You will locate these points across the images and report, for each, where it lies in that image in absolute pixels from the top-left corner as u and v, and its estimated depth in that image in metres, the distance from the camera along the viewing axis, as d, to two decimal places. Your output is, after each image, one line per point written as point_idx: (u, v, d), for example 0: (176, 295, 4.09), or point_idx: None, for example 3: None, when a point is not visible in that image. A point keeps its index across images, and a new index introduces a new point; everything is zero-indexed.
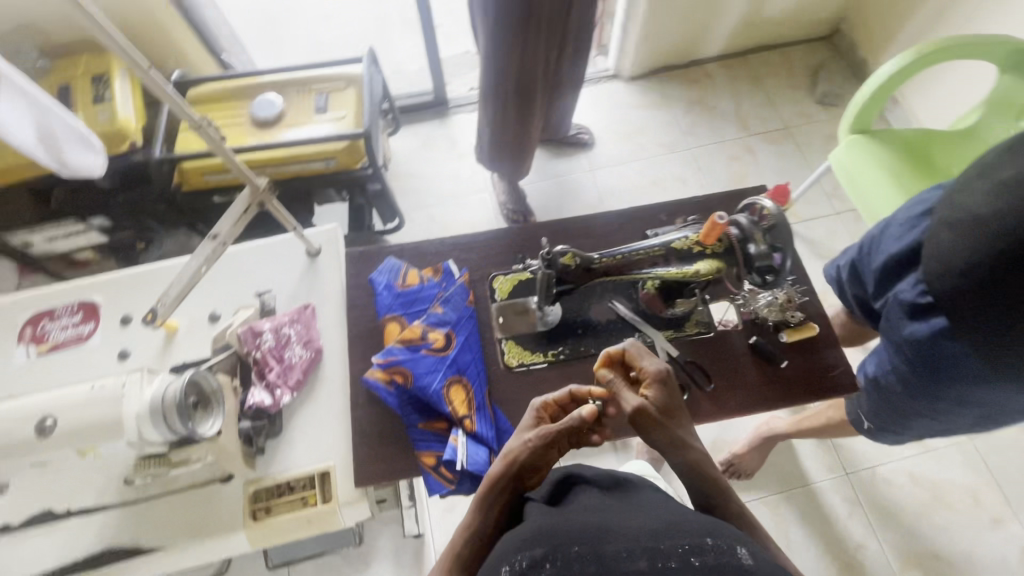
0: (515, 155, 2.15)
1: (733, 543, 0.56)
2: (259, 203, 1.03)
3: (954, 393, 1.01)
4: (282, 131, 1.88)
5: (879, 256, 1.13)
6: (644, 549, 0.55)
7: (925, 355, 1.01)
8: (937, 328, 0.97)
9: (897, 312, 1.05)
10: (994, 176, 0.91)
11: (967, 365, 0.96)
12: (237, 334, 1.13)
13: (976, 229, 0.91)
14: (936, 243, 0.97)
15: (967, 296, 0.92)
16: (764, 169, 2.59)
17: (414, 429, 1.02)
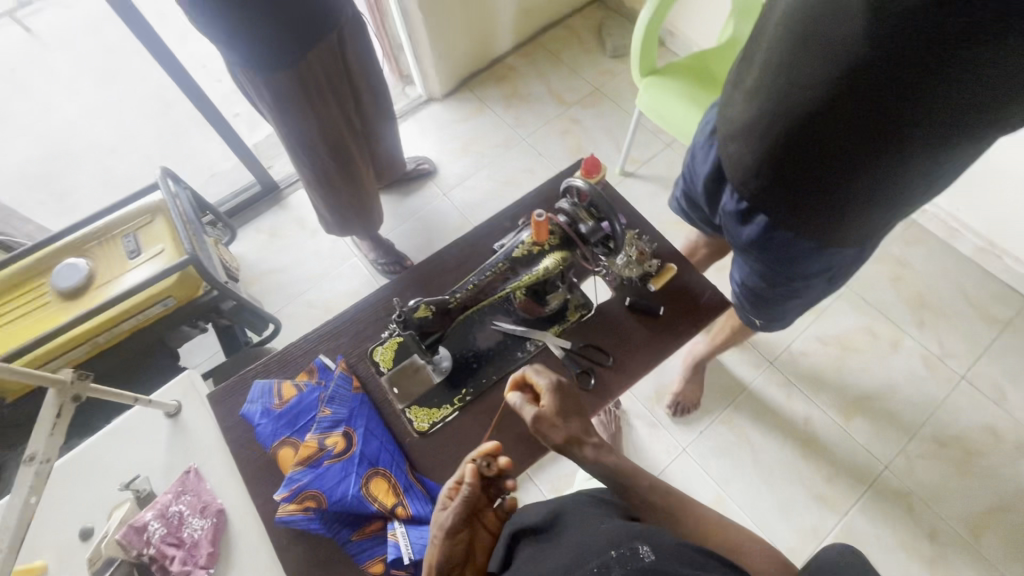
0: (362, 213, 2.09)
1: (634, 546, 0.66)
2: (73, 396, 0.92)
3: (804, 272, 1.10)
4: (100, 292, 1.68)
5: (698, 179, 1.20)
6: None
7: (768, 250, 1.08)
8: (763, 227, 1.05)
9: (731, 223, 1.12)
10: (745, 81, 0.97)
11: (799, 247, 1.04)
12: (117, 539, 0.96)
13: (751, 135, 0.96)
14: (730, 155, 1.03)
15: (772, 190, 0.98)
16: (594, 131, 2.75)
17: (350, 543, 0.95)
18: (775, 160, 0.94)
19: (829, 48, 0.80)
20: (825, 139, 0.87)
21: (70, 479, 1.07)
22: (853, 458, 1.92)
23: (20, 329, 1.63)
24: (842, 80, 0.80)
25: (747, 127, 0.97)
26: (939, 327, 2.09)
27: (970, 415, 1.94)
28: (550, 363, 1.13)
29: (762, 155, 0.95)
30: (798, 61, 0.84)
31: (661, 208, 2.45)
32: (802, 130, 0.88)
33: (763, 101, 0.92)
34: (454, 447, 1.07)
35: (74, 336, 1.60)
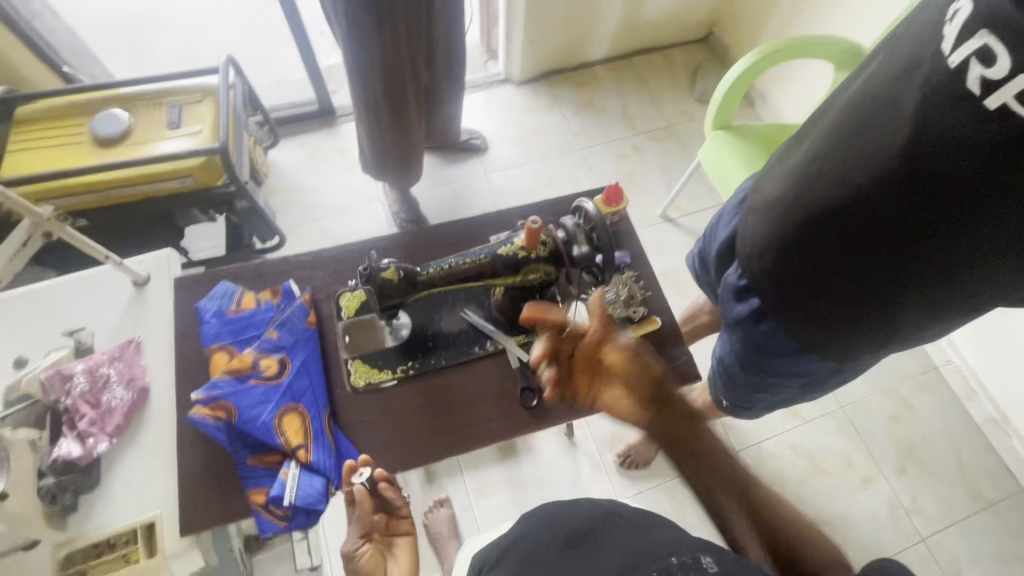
0: (399, 163, 2.10)
1: (699, 555, 0.61)
2: (44, 233, 0.94)
3: (779, 368, 1.07)
4: (130, 149, 1.73)
5: (714, 242, 1.16)
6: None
7: (751, 334, 1.05)
8: (751, 309, 1.03)
9: (727, 295, 1.09)
10: (786, 158, 0.94)
11: (781, 341, 1.01)
12: (40, 380, 1.00)
13: (769, 212, 0.94)
14: (746, 228, 1.00)
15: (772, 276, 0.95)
16: (651, 166, 2.69)
17: (243, 465, 0.94)
18: (784, 247, 0.92)
19: (869, 153, 0.77)
20: (836, 242, 0.84)
21: (27, 308, 1.11)
22: None
23: (49, 158, 1.70)
24: (871, 188, 0.77)
25: (769, 204, 0.94)
26: (920, 481, 1.99)
27: None
28: (501, 369, 1.11)
29: (772, 236, 0.93)
30: (836, 155, 0.81)
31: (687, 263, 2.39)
32: (818, 225, 0.85)
33: (792, 183, 0.89)
34: (379, 413, 1.06)
35: (91, 181, 1.66)
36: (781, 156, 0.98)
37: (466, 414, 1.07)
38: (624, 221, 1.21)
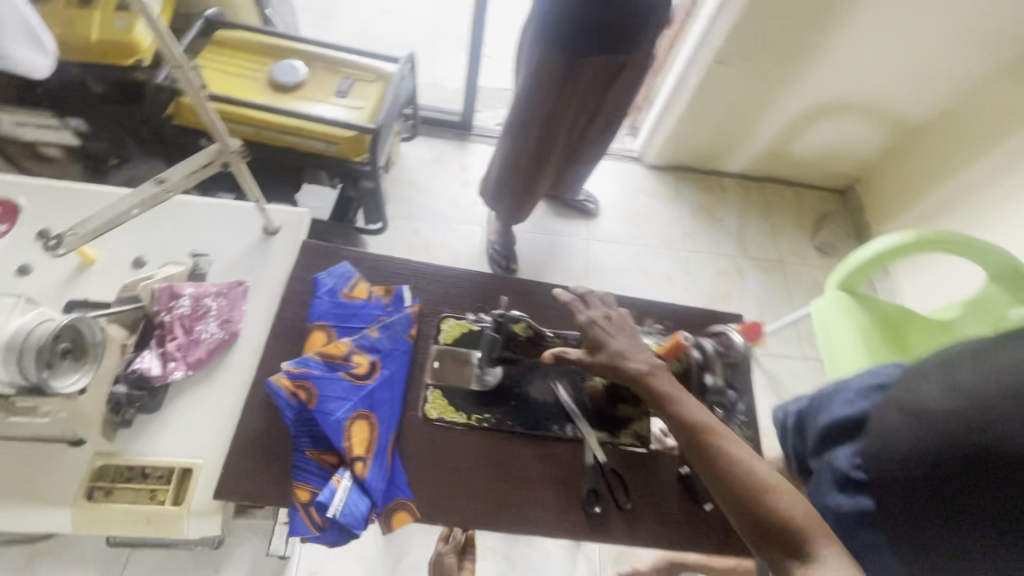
0: (517, 200, 2.11)
1: None
2: (223, 162, 0.95)
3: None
4: (295, 101, 1.82)
5: (823, 414, 1.00)
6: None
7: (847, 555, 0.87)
8: (860, 510, 0.85)
9: (827, 480, 0.92)
10: (947, 368, 0.75)
11: (881, 562, 0.84)
12: (153, 289, 1.01)
13: (912, 430, 0.76)
14: (883, 422, 0.82)
15: (896, 493, 0.78)
16: (749, 293, 2.61)
17: (300, 453, 0.91)
18: (923, 470, 0.74)
19: None
20: (980, 501, 0.67)
21: (165, 215, 1.15)
22: None
23: (225, 82, 1.81)
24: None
25: (921, 416, 0.75)
26: None
27: None
28: (574, 459, 1.04)
29: (902, 452, 0.76)
30: None
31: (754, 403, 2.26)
32: (961, 472, 0.69)
33: (953, 407, 0.70)
34: (438, 453, 1.00)
35: (250, 115, 1.75)
36: (930, 363, 0.81)
37: (523, 492, 1.00)
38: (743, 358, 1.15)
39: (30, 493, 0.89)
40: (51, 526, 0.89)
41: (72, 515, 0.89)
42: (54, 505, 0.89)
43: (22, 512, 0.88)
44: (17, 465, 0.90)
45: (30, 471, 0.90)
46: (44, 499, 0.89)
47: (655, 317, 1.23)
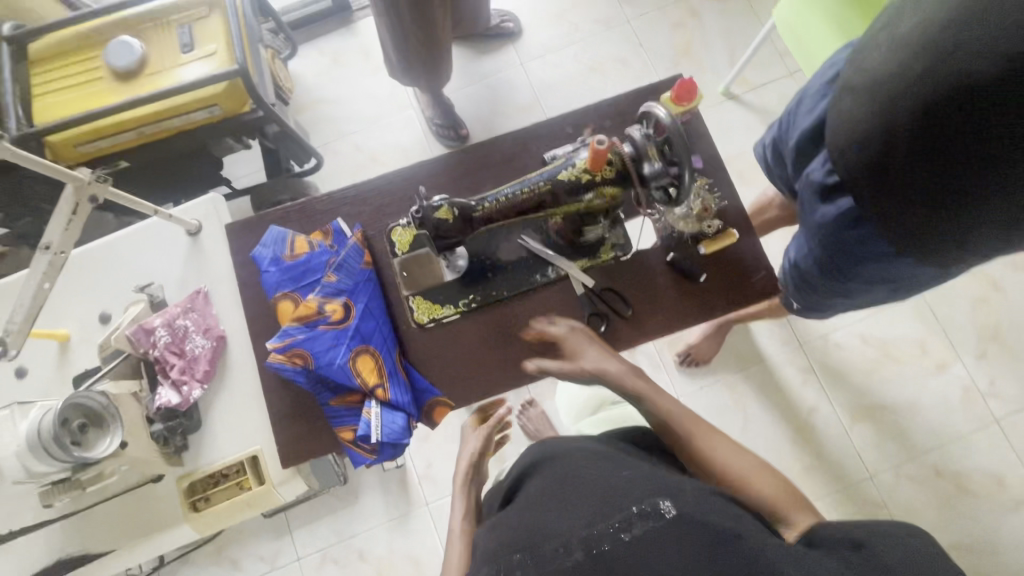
0: (429, 65, 1.81)
1: (655, 501, 0.67)
2: (91, 198, 0.89)
3: (864, 272, 1.03)
4: (153, 81, 1.60)
5: (793, 132, 1.06)
6: (580, 540, 0.66)
7: (676, 510, 0.65)
8: (844, 213, 0.95)
9: (810, 194, 1.03)
10: (891, 28, 0.83)
11: (873, 246, 0.96)
12: (127, 336, 1.04)
13: (858, 108, 0.86)
14: (839, 111, 0.91)
15: (862, 176, 0.89)
16: (709, 33, 2.28)
17: (327, 406, 0.99)
18: (873, 163, 0.86)
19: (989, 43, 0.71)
20: (942, 140, 0.78)
21: (98, 265, 1.15)
22: (839, 461, 1.83)
23: (71, 100, 1.60)
24: (960, 83, 0.74)
25: (873, 88, 0.84)
26: (999, 364, 1.88)
27: (980, 460, 1.80)
28: (567, 295, 1.06)
29: (843, 146, 0.90)
30: (942, 51, 0.75)
31: (749, 148, 2.14)
32: (932, 117, 0.78)
33: (899, 58, 0.80)
34: (446, 348, 1.06)
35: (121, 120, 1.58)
36: (876, 29, 0.86)
37: (532, 341, 1.05)
38: (695, 122, 1.09)
39: (149, 527, 1.05)
40: (183, 536, 1.07)
41: (190, 526, 1.06)
42: (173, 526, 1.05)
43: (153, 541, 1.05)
44: (126, 514, 1.05)
45: (137, 514, 1.05)
46: (162, 526, 1.05)
47: (593, 124, 1.13)
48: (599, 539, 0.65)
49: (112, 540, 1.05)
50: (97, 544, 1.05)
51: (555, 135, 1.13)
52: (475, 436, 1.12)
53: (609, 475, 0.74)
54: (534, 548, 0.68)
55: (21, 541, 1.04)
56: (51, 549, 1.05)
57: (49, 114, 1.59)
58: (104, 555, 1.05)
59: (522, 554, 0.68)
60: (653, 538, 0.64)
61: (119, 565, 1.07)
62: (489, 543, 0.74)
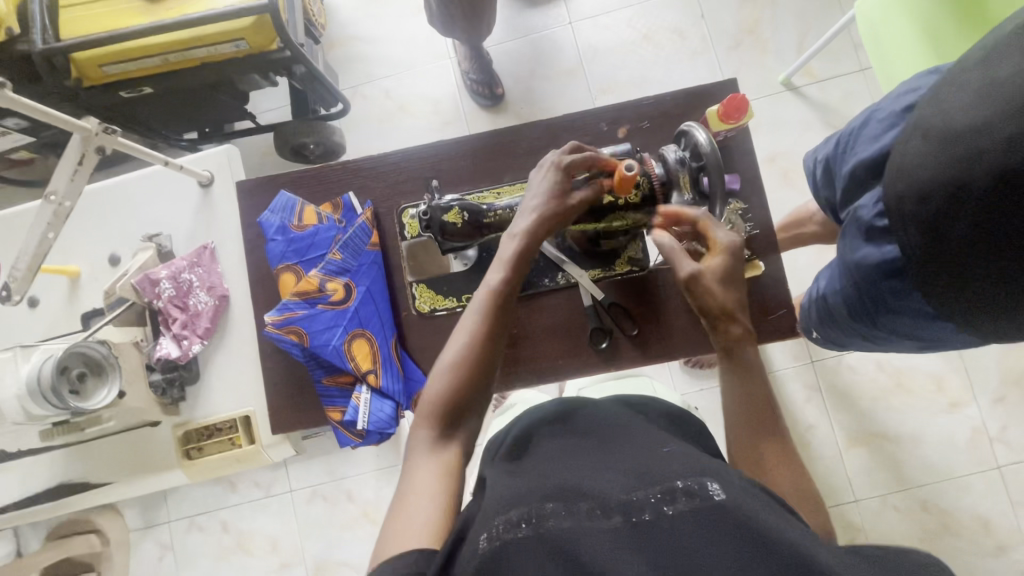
0: (469, 15, 1.68)
1: (705, 480, 0.54)
2: (98, 148, 0.87)
3: (893, 323, 0.96)
4: (181, 5, 1.52)
5: (850, 157, 0.95)
6: (618, 504, 0.53)
7: (732, 493, 0.52)
8: (888, 260, 0.88)
9: (855, 232, 0.94)
10: (988, 71, 0.71)
11: (912, 302, 0.89)
12: (133, 284, 1.05)
13: (930, 155, 0.76)
14: (903, 154, 0.80)
15: (915, 231, 0.79)
16: (780, 12, 2.07)
17: (319, 384, 0.99)
18: (931, 220, 0.76)
19: None
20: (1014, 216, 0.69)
21: (111, 205, 1.15)
22: (829, 482, 1.81)
23: (97, 15, 1.54)
24: None
25: (949, 136, 0.73)
26: (1017, 411, 1.80)
27: (973, 503, 1.77)
28: (574, 303, 1.04)
29: (900, 194, 0.80)
30: None
31: (799, 147, 1.99)
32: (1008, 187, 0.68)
33: (987, 109, 0.70)
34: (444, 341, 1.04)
35: (146, 44, 1.53)
36: (965, 66, 0.75)
37: (532, 346, 1.04)
38: (740, 136, 1.00)
39: (143, 467, 1.10)
40: (175, 479, 1.12)
41: (183, 472, 1.10)
42: (166, 469, 1.10)
43: (147, 479, 1.11)
44: (123, 451, 1.10)
45: (133, 453, 1.09)
46: (156, 467, 1.10)
47: (630, 123, 1.04)
48: (640, 506, 0.52)
49: (110, 473, 1.10)
50: (96, 475, 1.10)
51: (587, 129, 1.05)
52: (532, 212, 0.79)
53: (652, 452, 0.62)
54: (566, 501, 0.54)
55: (28, 460, 1.11)
56: (54, 471, 1.11)
57: (75, 29, 1.54)
58: (101, 485, 1.10)
59: (554, 504, 0.54)
60: (705, 516, 0.50)
61: (115, 495, 1.13)
62: (498, 492, 0.58)
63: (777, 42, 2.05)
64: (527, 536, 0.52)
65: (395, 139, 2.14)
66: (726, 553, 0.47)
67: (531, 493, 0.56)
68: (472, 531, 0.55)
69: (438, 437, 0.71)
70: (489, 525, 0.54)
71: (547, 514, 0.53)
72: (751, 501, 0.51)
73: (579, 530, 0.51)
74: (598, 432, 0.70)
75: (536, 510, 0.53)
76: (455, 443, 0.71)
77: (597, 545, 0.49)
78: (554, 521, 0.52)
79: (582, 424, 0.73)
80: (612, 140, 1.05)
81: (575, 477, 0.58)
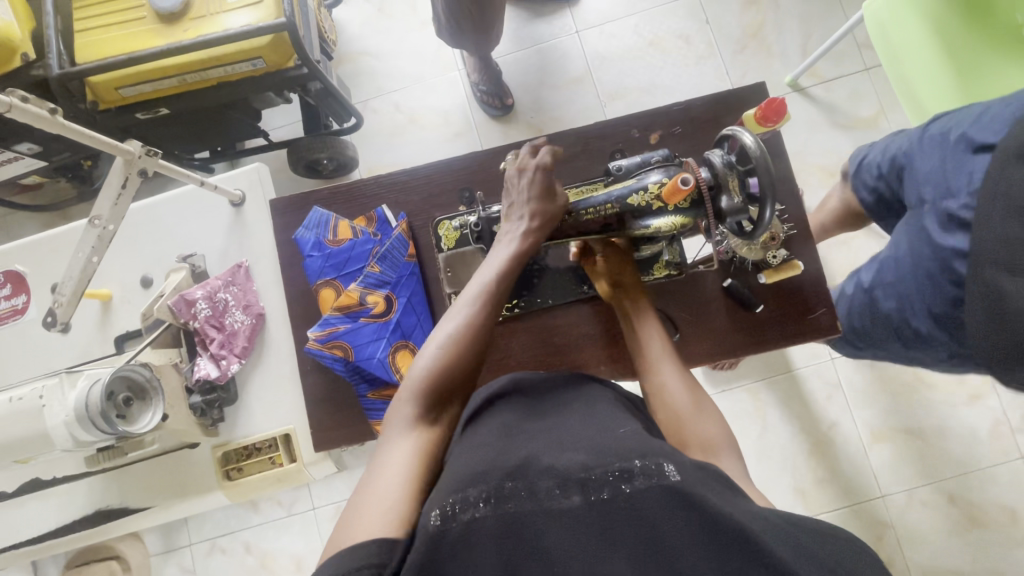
0: (479, 27, 1.68)
1: (661, 461, 0.54)
2: (141, 171, 0.86)
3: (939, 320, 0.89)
4: (196, 27, 1.53)
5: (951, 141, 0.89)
6: (577, 482, 0.54)
7: (686, 476, 0.53)
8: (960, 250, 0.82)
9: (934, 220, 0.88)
10: None
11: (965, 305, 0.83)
12: (169, 306, 1.03)
13: None
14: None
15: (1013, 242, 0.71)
16: (783, 15, 2.10)
17: (364, 398, 0.99)
18: None
19: None
20: None
21: (141, 228, 1.14)
22: (854, 479, 1.80)
23: (111, 39, 1.54)
24: None
25: None
26: None
27: (998, 494, 1.75)
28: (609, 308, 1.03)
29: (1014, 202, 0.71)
30: None
31: (809, 147, 2.01)
32: None
33: None
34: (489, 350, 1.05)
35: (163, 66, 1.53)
36: None
37: (574, 353, 1.04)
38: (773, 139, 1.01)
39: (183, 490, 1.08)
40: (215, 500, 1.11)
41: (224, 493, 1.09)
42: (206, 492, 1.08)
43: (187, 502, 1.09)
44: (162, 475, 1.09)
45: (173, 476, 1.08)
46: (196, 490, 1.08)
47: (662, 129, 1.05)
48: (598, 485, 0.53)
49: (149, 497, 1.09)
50: (136, 499, 1.09)
51: (619, 137, 1.06)
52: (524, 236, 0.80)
53: (606, 431, 0.62)
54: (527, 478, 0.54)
55: (65, 486, 1.09)
56: (91, 496, 1.09)
57: (90, 52, 1.54)
58: (139, 511, 1.09)
59: (514, 482, 0.54)
60: (658, 499, 0.52)
61: (153, 520, 1.11)
62: (458, 469, 0.58)
63: (780, 46, 2.09)
64: (489, 513, 0.52)
65: (406, 151, 2.14)
66: (673, 533, 0.50)
67: (495, 471, 0.56)
68: (425, 511, 0.55)
69: (425, 413, 0.68)
70: (445, 501, 0.54)
71: (510, 495, 0.53)
72: (695, 484, 0.52)
73: (539, 512, 0.52)
74: (564, 401, 0.71)
75: (498, 491, 0.54)
76: (439, 425, 0.69)
77: (556, 527, 0.51)
78: (516, 502, 0.53)
79: (541, 393, 0.73)
80: (644, 146, 1.05)
81: (537, 450, 0.59)
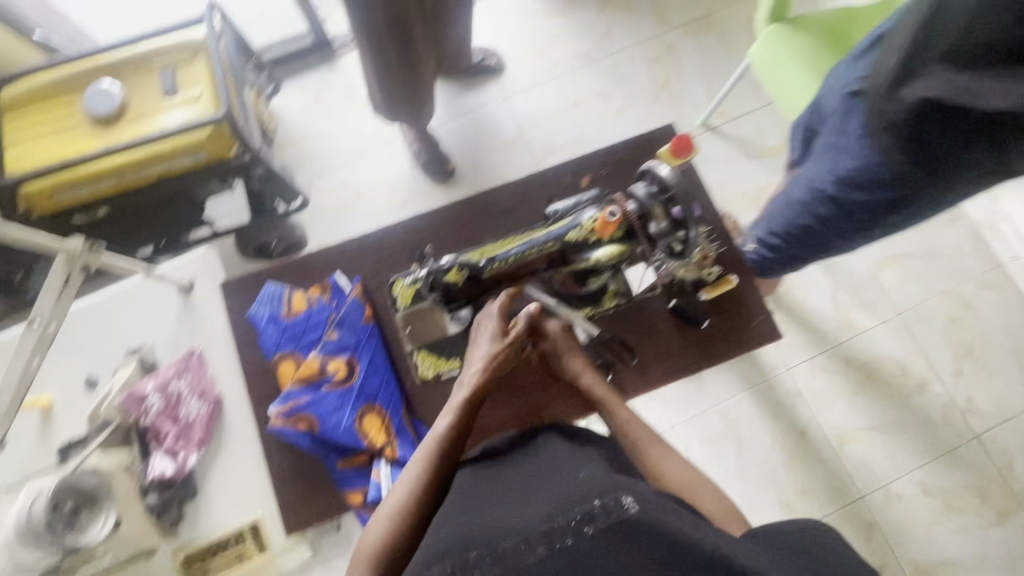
0: (413, 105, 1.78)
1: (619, 493, 0.55)
2: (83, 265, 0.87)
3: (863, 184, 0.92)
4: (135, 127, 1.56)
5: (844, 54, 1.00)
6: (540, 533, 0.54)
7: (645, 505, 0.54)
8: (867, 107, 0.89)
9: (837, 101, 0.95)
10: None
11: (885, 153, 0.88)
12: (117, 404, 1.00)
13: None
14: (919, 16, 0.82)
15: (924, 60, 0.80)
16: (685, 67, 2.36)
17: (334, 469, 0.96)
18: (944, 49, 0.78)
19: None
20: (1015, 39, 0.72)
21: (84, 327, 1.11)
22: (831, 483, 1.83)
23: (46, 147, 1.55)
24: None
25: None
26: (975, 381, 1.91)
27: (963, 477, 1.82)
28: None
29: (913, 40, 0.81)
30: None
31: (729, 178, 2.20)
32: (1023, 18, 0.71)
33: None
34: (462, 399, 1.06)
35: (101, 168, 1.53)
36: None
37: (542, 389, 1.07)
38: (689, 170, 1.12)
39: None
40: None
41: None
42: None
43: None
44: None
45: None
46: None
47: (591, 172, 1.14)
48: (562, 532, 0.54)
49: None
50: None
51: (553, 184, 1.14)
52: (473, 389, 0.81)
53: (567, 478, 0.62)
54: (492, 543, 0.55)
55: None
56: None
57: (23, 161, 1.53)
58: None
59: (478, 550, 0.54)
60: (620, 535, 0.52)
61: None
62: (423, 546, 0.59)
63: (687, 94, 2.33)
64: None
65: (354, 224, 2.19)
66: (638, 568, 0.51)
67: (457, 543, 0.56)
68: None
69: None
70: None
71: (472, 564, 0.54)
72: (657, 512, 0.53)
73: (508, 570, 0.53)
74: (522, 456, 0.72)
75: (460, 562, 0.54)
76: None
77: None
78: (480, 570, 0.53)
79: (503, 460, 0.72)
80: (577, 189, 1.14)
81: (501, 513, 0.59)
